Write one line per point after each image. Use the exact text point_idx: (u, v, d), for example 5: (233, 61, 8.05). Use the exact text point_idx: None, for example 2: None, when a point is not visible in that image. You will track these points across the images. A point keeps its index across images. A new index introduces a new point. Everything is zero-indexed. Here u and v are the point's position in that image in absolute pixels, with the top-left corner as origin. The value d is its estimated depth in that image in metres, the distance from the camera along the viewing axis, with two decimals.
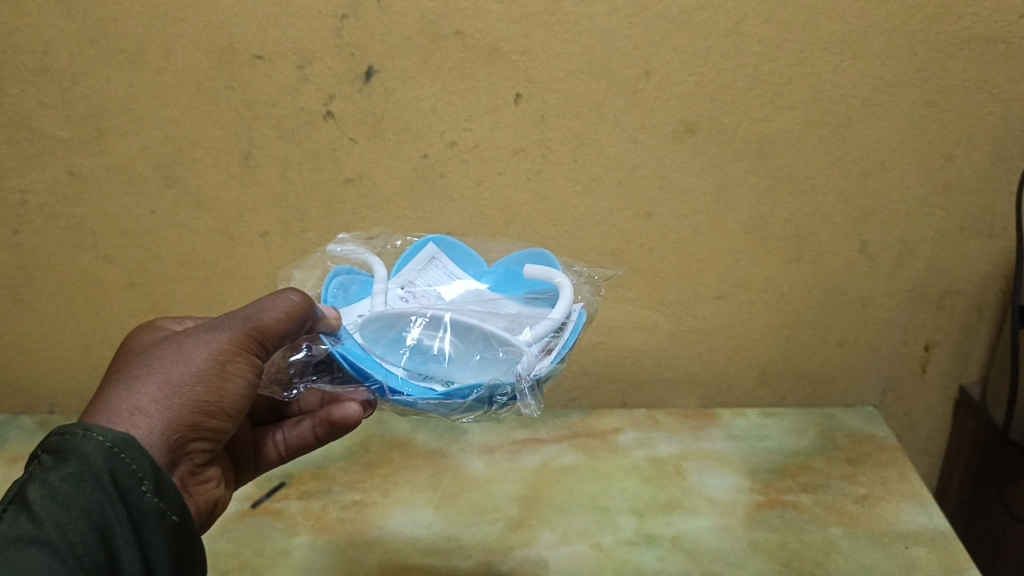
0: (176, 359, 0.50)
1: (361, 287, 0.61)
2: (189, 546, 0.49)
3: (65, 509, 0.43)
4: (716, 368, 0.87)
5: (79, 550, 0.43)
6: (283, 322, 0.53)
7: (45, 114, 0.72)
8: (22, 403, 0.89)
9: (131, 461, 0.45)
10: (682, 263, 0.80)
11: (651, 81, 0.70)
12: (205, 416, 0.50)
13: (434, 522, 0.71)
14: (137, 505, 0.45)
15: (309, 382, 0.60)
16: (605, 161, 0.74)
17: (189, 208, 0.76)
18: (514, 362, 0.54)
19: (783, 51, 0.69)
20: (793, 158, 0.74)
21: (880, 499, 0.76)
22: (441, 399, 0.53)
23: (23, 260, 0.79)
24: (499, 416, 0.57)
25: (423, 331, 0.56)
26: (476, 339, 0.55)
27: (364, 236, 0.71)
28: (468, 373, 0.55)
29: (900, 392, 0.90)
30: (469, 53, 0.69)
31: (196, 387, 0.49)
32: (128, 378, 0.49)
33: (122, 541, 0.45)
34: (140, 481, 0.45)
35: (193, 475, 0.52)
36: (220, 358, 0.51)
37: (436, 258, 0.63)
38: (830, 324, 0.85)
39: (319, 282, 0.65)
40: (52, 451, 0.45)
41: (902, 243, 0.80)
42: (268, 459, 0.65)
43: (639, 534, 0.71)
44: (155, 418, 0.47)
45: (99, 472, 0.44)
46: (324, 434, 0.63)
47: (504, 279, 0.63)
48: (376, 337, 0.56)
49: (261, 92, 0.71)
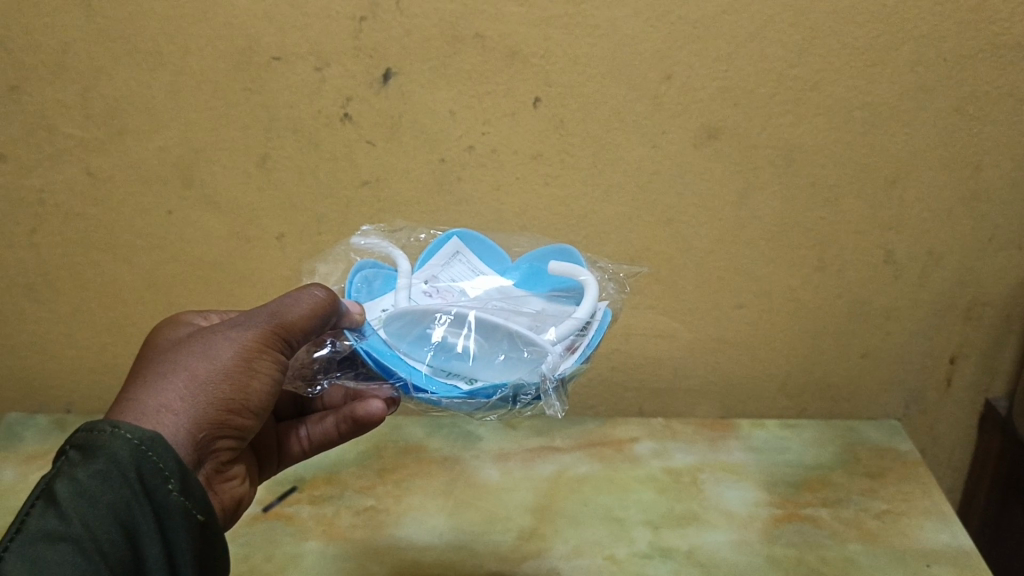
0: (201, 357, 0.49)
1: (385, 282, 0.61)
2: (214, 544, 0.48)
3: (92, 507, 0.42)
4: (736, 378, 0.86)
5: (106, 549, 0.42)
6: (308, 318, 0.53)
7: (63, 114, 0.72)
8: (37, 402, 0.89)
9: (157, 459, 0.44)
10: (702, 272, 0.78)
11: (673, 85, 0.69)
12: (231, 414, 0.49)
13: (446, 530, 0.71)
14: (162, 504, 0.44)
15: (332, 379, 0.60)
16: (625, 167, 0.73)
17: (206, 210, 0.76)
18: (538, 362, 0.53)
19: (809, 56, 0.68)
20: (817, 166, 0.73)
21: (902, 516, 0.75)
22: (465, 398, 0.53)
23: (40, 260, 0.79)
24: (522, 413, 0.57)
25: (447, 329, 0.55)
26: (501, 338, 0.54)
27: (385, 230, 0.69)
28: (492, 373, 0.54)
29: (923, 405, 0.88)
30: (488, 56, 0.68)
31: (221, 385, 0.49)
32: (154, 375, 0.48)
33: (148, 540, 0.44)
34: (166, 480, 0.44)
35: (218, 472, 0.51)
36: (245, 356, 0.50)
37: (459, 253, 0.62)
38: (853, 335, 0.83)
39: (343, 275, 0.64)
40: (78, 447, 0.44)
41: (928, 254, 0.78)
42: (290, 455, 0.64)
43: (654, 547, 0.69)
44: (181, 416, 0.47)
45: (125, 470, 0.43)
46: (347, 430, 0.62)
47: (528, 275, 0.61)
48: (400, 333, 0.56)
49: (278, 93, 0.70)
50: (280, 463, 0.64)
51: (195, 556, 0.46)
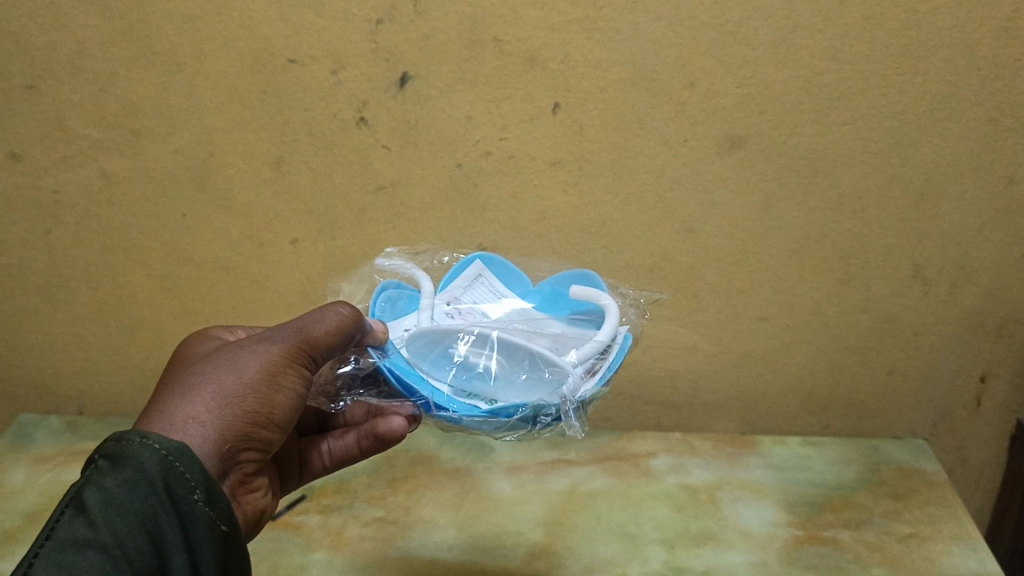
0: (228, 370, 0.48)
1: (408, 302, 0.60)
2: (239, 558, 0.47)
3: (119, 514, 0.41)
4: (757, 393, 0.84)
5: (133, 557, 0.41)
6: (332, 335, 0.51)
7: (78, 114, 0.71)
8: (50, 402, 0.89)
9: (184, 469, 0.43)
10: (723, 283, 0.76)
11: (696, 92, 0.67)
12: (257, 428, 0.48)
13: (455, 544, 0.69)
14: (188, 514, 0.43)
15: (355, 396, 0.58)
16: (644, 175, 0.71)
17: (219, 213, 0.75)
18: (559, 383, 0.52)
19: (837, 64, 0.66)
20: (843, 176, 0.71)
21: (927, 540, 0.72)
22: (485, 418, 0.52)
23: (55, 261, 0.79)
24: (541, 434, 0.55)
25: (469, 348, 0.53)
26: (522, 358, 0.53)
27: (410, 251, 0.69)
28: (512, 394, 0.53)
29: (951, 424, 0.85)
30: (506, 60, 0.67)
31: (247, 398, 0.48)
32: (181, 387, 0.47)
33: (173, 550, 0.43)
34: (193, 490, 0.43)
35: (244, 487, 0.50)
36: (271, 370, 0.49)
37: (482, 276, 0.61)
38: (879, 351, 0.81)
39: (367, 296, 0.63)
40: (107, 456, 0.43)
41: (959, 270, 0.75)
42: (312, 470, 0.62)
43: (668, 567, 0.67)
44: (208, 427, 0.46)
45: (152, 479, 0.42)
46: (368, 447, 0.60)
47: (551, 299, 0.60)
48: (422, 352, 0.54)
49: (294, 97, 0.69)
50: (302, 479, 0.62)
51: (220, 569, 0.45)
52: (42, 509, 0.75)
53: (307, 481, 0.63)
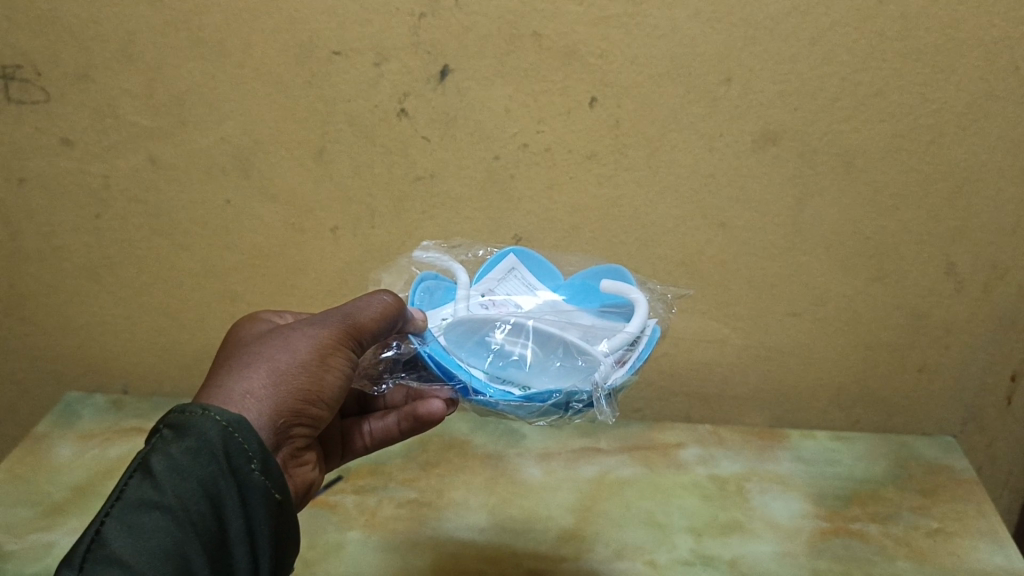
0: (282, 350, 0.50)
1: (446, 293, 0.61)
2: (291, 528, 0.49)
3: (183, 479, 0.43)
4: (787, 387, 0.84)
5: (195, 519, 0.43)
6: (378, 321, 0.53)
7: (128, 102, 0.73)
8: (95, 382, 0.91)
9: (242, 440, 0.45)
10: (756, 277, 0.77)
11: (731, 88, 0.68)
12: (308, 404, 0.50)
13: (487, 526, 0.71)
14: (246, 482, 0.45)
15: (397, 379, 0.60)
16: (679, 168, 0.72)
17: (262, 201, 0.77)
18: (590, 371, 0.53)
19: (873, 61, 0.66)
20: (877, 173, 0.71)
21: (954, 535, 0.73)
22: (520, 403, 0.53)
23: (103, 245, 0.81)
24: (573, 421, 0.57)
25: (505, 337, 0.55)
26: (556, 347, 0.55)
27: (447, 245, 0.70)
28: (546, 380, 0.54)
29: (982, 422, 0.85)
30: (545, 54, 0.68)
31: (299, 376, 0.49)
32: (238, 364, 0.49)
33: (231, 515, 0.45)
34: (250, 460, 0.45)
35: (295, 460, 0.52)
36: (322, 351, 0.51)
37: (515, 270, 0.62)
38: (909, 347, 0.81)
39: (404, 285, 0.65)
40: (171, 426, 0.45)
41: (992, 268, 0.76)
42: (354, 450, 0.64)
43: (696, 554, 0.69)
44: (264, 403, 0.48)
45: (213, 449, 0.44)
46: (408, 429, 0.62)
47: (581, 291, 0.61)
48: (460, 341, 0.56)
49: (338, 89, 0.71)
50: (343, 458, 0.64)
51: (273, 535, 0.47)
52: (88, 483, 0.77)
53: (348, 460, 0.65)
